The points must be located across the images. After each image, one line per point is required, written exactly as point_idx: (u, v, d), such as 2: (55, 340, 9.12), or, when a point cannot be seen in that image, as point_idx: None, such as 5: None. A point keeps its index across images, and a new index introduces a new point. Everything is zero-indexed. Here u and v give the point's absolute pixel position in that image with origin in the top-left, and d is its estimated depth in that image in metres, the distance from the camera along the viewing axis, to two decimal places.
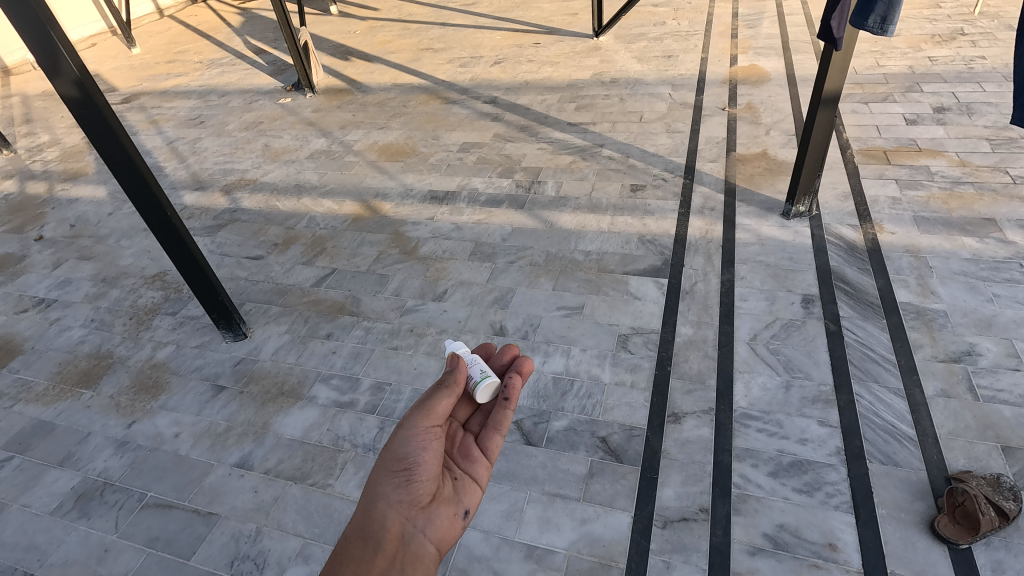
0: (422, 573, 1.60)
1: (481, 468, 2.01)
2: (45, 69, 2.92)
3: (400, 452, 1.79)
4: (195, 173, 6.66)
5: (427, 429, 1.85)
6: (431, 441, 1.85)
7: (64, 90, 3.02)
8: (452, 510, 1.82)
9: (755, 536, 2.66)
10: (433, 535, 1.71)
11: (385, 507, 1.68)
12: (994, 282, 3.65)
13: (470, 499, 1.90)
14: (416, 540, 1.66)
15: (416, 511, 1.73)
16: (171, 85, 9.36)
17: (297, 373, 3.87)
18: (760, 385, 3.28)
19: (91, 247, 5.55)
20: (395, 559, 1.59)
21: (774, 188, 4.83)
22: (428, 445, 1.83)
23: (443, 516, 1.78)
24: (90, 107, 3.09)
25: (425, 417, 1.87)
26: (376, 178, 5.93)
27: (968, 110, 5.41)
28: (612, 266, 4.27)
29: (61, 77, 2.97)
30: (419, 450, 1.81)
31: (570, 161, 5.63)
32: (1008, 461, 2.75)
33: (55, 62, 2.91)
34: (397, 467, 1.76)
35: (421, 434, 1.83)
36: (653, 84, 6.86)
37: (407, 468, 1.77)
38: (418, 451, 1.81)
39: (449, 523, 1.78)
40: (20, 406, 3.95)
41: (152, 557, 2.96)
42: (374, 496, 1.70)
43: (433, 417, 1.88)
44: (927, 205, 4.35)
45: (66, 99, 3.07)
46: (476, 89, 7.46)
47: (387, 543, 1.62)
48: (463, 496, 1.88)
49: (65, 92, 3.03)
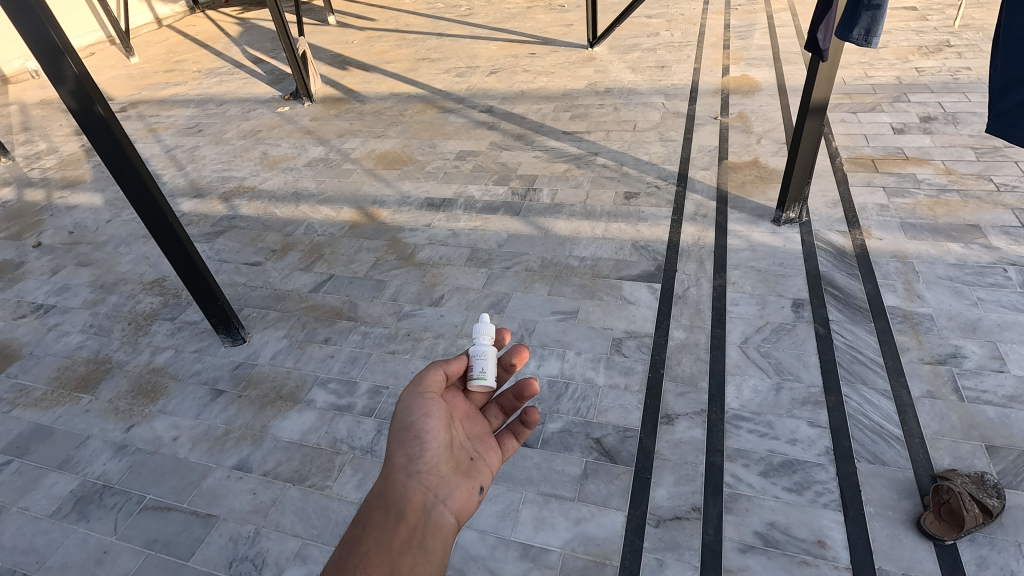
0: (444, 542, 1.59)
1: (495, 456, 2.00)
2: (50, 76, 2.99)
3: (406, 421, 1.81)
4: (194, 180, 6.72)
5: (426, 395, 1.88)
6: (435, 408, 1.87)
7: (69, 99, 3.10)
8: (468, 484, 1.82)
9: (746, 534, 2.71)
10: (452, 505, 1.72)
11: (405, 478, 1.69)
12: (979, 286, 3.73)
13: (484, 476, 1.91)
14: (435, 510, 1.66)
15: (435, 482, 1.74)
16: (169, 94, 9.43)
17: (295, 377, 3.91)
18: (751, 387, 3.34)
19: (89, 254, 5.59)
20: (417, 527, 1.57)
21: (765, 195, 4.92)
22: (433, 412, 1.85)
23: (460, 488, 1.78)
24: (93, 117, 3.17)
25: (421, 387, 1.90)
26: (373, 186, 5.99)
27: (953, 120, 5.53)
28: (606, 271, 4.34)
29: (65, 86, 3.05)
30: (427, 418, 1.83)
31: (565, 169, 5.72)
32: (992, 460, 2.82)
33: (61, 70, 2.99)
34: (407, 437, 1.78)
35: (422, 401, 1.86)
36: (646, 94, 6.97)
37: (417, 436, 1.79)
38: (425, 419, 1.83)
39: (466, 495, 1.79)
40: (18, 411, 3.98)
41: (151, 559, 2.99)
42: (390, 467, 1.71)
43: (428, 385, 1.91)
44: (914, 212, 4.45)
45: (71, 108, 3.14)
46: (472, 98, 7.57)
47: (409, 512, 1.60)
48: (477, 472, 1.89)
49: (68, 100, 3.10)
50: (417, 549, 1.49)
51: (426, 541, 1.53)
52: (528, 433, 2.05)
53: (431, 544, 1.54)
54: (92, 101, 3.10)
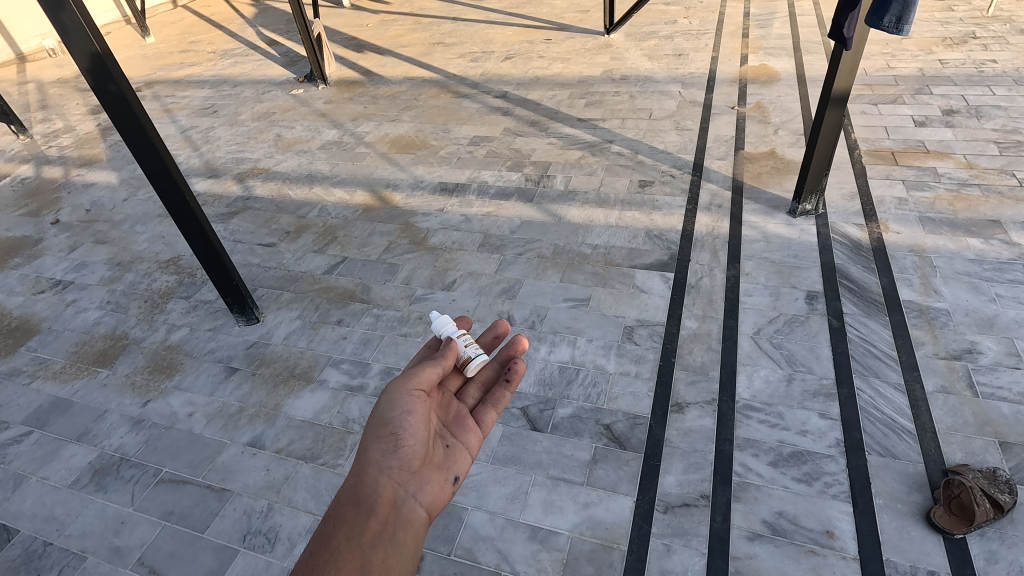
0: (413, 537, 1.63)
1: (473, 437, 2.03)
2: (70, 51, 3.01)
3: (387, 415, 1.79)
4: (209, 161, 6.75)
5: (413, 392, 1.85)
6: (418, 406, 1.85)
7: (88, 75, 3.13)
8: (443, 474, 1.84)
9: (754, 523, 2.72)
10: (423, 499, 1.74)
11: (377, 473, 1.71)
12: (997, 282, 3.69)
13: (459, 464, 1.93)
14: (407, 505, 1.69)
15: (408, 475, 1.75)
16: (185, 74, 9.46)
17: (308, 358, 3.95)
18: (762, 377, 3.34)
19: (106, 232, 5.65)
20: (387, 523, 1.62)
21: (781, 186, 4.87)
22: (415, 409, 1.83)
23: (433, 481, 1.80)
24: (116, 96, 3.20)
25: (408, 382, 1.86)
26: (386, 170, 6.00)
27: (976, 113, 5.43)
28: (619, 259, 4.34)
29: (84, 59, 3.05)
30: (407, 413, 1.81)
31: (579, 156, 5.69)
32: (1005, 455, 2.81)
33: (80, 45, 3.00)
34: (385, 433, 1.76)
35: (406, 398, 1.83)
36: (662, 82, 6.90)
37: (395, 432, 1.78)
38: (406, 414, 1.81)
39: (439, 487, 1.81)
40: (37, 383, 4.06)
41: (167, 530, 3.05)
42: (364, 462, 1.73)
43: (417, 382, 1.87)
44: (933, 206, 4.39)
45: (91, 84, 3.17)
46: (486, 84, 7.52)
47: (378, 508, 1.64)
48: (452, 462, 1.91)
49: (89, 76, 3.12)
50: (385, 546, 1.55)
51: (396, 538, 1.59)
52: (507, 403, 2.12)
53: (401, 539, 1.59)
54: (115, 79, 3.13)
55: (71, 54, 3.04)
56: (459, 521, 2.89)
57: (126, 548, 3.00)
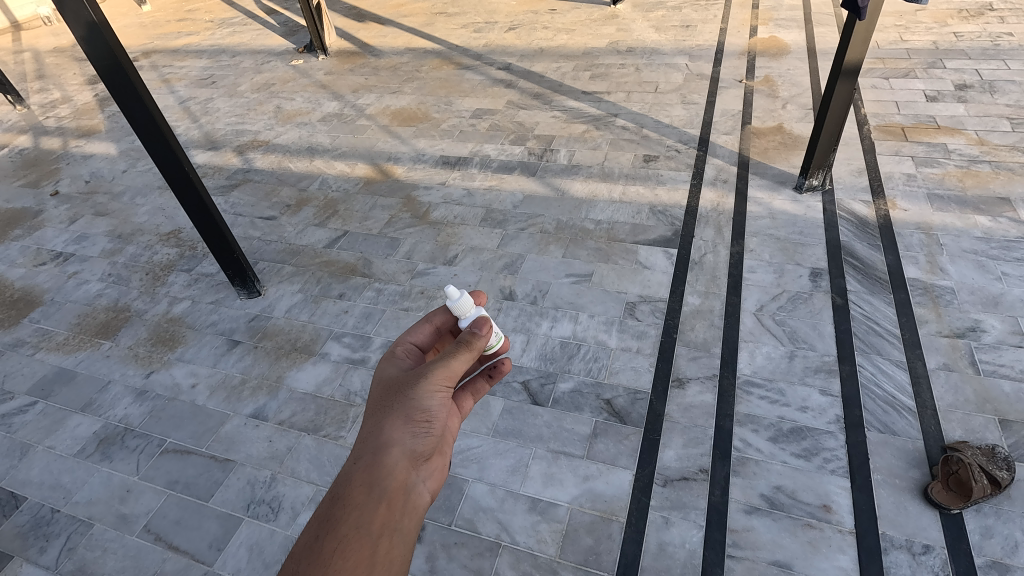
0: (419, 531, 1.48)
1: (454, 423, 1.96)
2: (66, 21, 2.95)
3: (423, 401, 1.67)
4: (208, 133, 6.67)
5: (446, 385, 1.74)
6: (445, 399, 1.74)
7: (84, 44, 3.06)
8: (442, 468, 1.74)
9: (752, 497, 2.75)
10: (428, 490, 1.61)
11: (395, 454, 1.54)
12: (1004, 261, 3.65)
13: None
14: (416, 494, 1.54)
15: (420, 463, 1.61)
16: (182, 44, 9.30)
17: (310, 331, 3.96)
18: (764, 354, 3.34)
19: (106, 204, 5.61)
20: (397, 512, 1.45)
21: (787, 161, 4.80)
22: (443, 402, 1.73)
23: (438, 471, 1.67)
24: (112, 65, 3.13)
25: (447, 375, 1.74)
26: (388, 142, 5.92)
27: (990, 88, 5.32)
28: (622, 235, 4.30)
29: (79, 26, 2.98)
30: (440, 403, 1.71)
31: (584, 130, 5.60)
32: (1004, 433, 2.81)
33: (77, 14, 2.93)
34: (418, 418, 1.64)
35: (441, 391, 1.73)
36: (669, 54, 6.75)
37: (428, 420, 1.66)
38: (438, 406, 1.70)
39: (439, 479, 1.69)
40: (41, 354, 4.08)
41: (172, 499, 3.10)
42: (386, 440, 1.55)
43: (453, 375, 1.76)
44: (942, 183, 4.33)
45: (87, 53, 3.10)
46: (490, 55, 7.37)
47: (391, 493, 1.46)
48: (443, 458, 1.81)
49: (86, 44, 3.05)
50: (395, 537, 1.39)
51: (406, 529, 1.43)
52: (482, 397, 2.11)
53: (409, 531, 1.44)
54: (109, 46, 3.04)
55: (66, 21, 2.97)
56: (460, 492, 2.93)
57: (132, 515, 3.05)
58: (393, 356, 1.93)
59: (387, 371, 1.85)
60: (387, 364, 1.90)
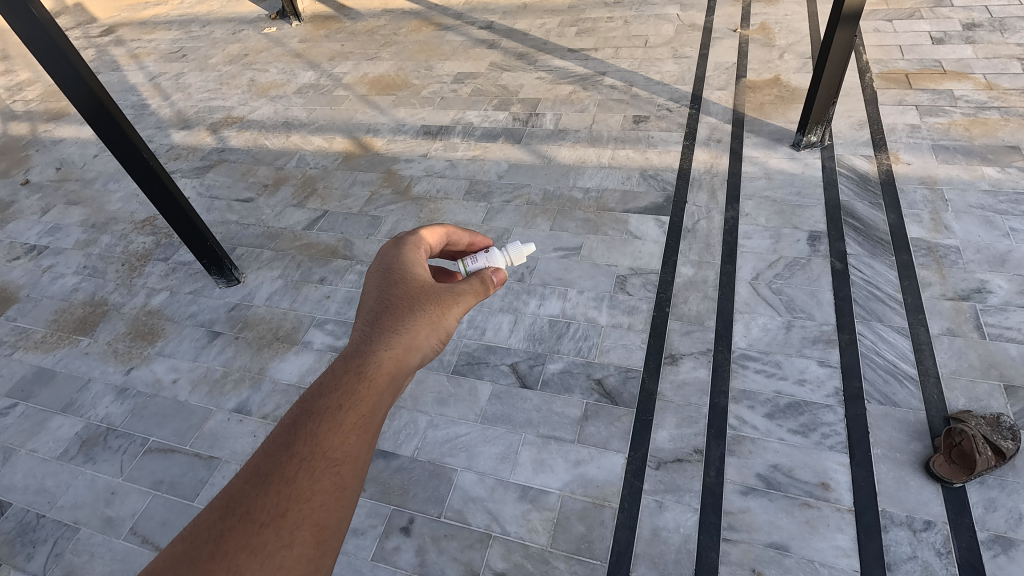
0: None
1: None
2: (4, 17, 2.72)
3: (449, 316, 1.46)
4: (181, 111, 6.38)
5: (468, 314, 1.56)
6: None
7: (25, 40, 2.83)
8: None
9: (748, 477, 2.66)
10: None
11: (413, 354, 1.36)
12: (1012, 215, 3.47)
13: None
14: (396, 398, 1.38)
15: None
16: (150, 15, 8.85)
17: (291, 319, 3.83)
18: (760, 325, 3.21)
19: (79, 191, 5.42)
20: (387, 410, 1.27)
21: (785, 117, 4.55)
22: None
23: None
24: (62, 64, 2.91)
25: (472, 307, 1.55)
26: (367, 113, 5.66)
27: (1000, 26, 5.00)
28: (612, 203, 4.11)
29: (19, 23, 2.76)
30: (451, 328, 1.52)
31: (570, 91, 5.32)
32: (1010, 400, 2.70)
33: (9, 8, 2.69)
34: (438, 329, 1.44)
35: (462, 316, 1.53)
36: (660, 4, 6.37)
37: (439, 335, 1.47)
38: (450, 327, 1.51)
39: None
40: (19, 354, 3.97)
41: (158, 499, 3.04)
42: (413, 330, 1.35)
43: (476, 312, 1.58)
44: (948, 133, 4.09)
45: (30, 49, 2.87)
46: (471, 14, 6.98)
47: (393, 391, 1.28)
48: None
49: (26, 40, 2.82)
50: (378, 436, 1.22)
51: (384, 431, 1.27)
52: None
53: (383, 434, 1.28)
54: (54, 42, 2.82)
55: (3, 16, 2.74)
56: (448, 482, 2.86)
57: (119, 518, 3.00)
58: (417, 242, 1.63)
59: (410, 258, 1.55)
60: (409, 250, 1.58)
